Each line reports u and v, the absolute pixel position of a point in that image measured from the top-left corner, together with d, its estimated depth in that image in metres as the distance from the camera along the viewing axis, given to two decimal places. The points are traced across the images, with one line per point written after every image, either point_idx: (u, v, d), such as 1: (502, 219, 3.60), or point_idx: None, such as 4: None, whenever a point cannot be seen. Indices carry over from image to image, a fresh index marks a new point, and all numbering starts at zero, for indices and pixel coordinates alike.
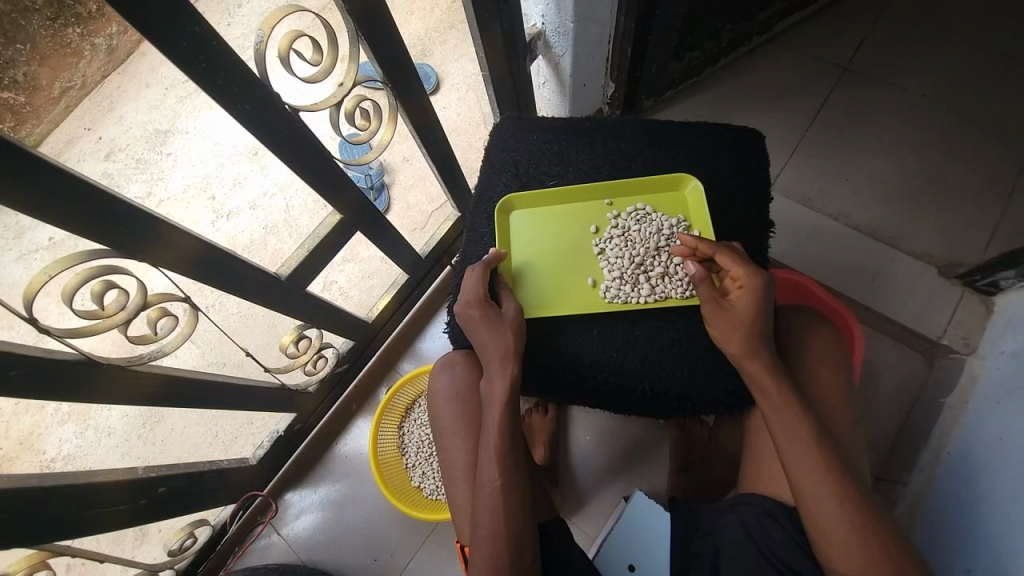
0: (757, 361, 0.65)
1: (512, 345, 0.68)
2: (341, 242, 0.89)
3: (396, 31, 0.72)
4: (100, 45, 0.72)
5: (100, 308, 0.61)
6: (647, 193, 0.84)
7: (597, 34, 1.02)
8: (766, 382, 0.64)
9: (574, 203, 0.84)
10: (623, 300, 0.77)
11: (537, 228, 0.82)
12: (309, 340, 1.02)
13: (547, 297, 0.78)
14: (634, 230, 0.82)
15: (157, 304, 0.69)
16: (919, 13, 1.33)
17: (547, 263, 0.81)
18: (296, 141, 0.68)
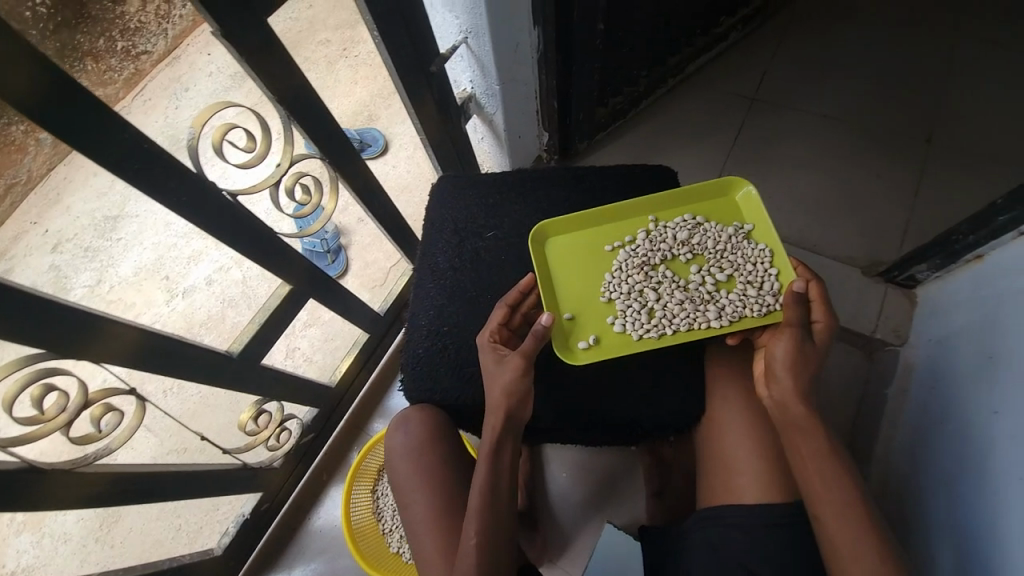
0: (801, 406, 0.65)
1: (500, 397, 0.62)
2: (294, 311, 0.90)
3: (328, 111, 0.76)
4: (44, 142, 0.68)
5: (40, 413, 0.60)
6: (692, 206, 0.81)
7: (524, 93, 1.12)
8: (812, 433, 0.63)
9: (618, 224, 0.80)
10: (692, 324, 0.73)
11: (582, 254, 0.78)
12: (270, 415, 1.01)
13: (605, 332, 0.74)
14: (687, 243, 0.78)
15: (100, 401, 0.68)
16: (809, 44, 1.49)
17: (600, 293, 0.76)
18: (233, 222, 0.70)
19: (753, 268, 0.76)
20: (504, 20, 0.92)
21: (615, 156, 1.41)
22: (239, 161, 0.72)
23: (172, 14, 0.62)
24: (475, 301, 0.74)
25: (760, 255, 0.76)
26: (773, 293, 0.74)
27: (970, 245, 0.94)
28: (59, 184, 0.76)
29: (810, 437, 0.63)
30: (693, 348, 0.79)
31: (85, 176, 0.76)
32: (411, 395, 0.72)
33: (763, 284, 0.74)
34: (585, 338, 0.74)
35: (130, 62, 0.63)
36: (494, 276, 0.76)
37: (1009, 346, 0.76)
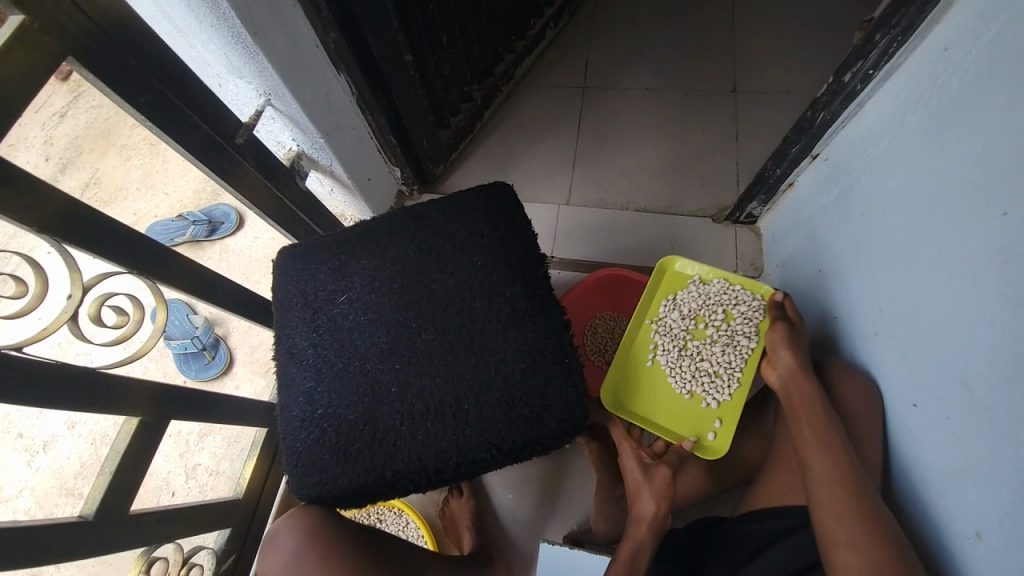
0: (806, 387, 0.75)
1: (662, 503, 0.77)
2: (154, 442, 0.79)
3: (116, 220, 0.68)
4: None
5: None
6: (660, 290, 1.09)
7: (354, 136, 1.10)
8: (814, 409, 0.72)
9: (636, 341, 1.07)
10: (745, 360, 0.98)
11: (679, 414, 1.00)
12: (167, 560, 0.88)
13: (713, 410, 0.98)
14: (686, 317, 1.04)
15: None
16: (617, 25, 1.61)
17: (666, 389, 1.02)
18: (31, 379, 0.60)
19: (730, 296, 1.02)
20: (300, 75, 0.88)
21: (474, 171, 1.42)
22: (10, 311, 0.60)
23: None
24: (346, 374, 0.69)
25: (723, 285, 1.03)
26: (754, 301, 1.00)
27: (782, 176, 1.06)
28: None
29: (808, 410, 0.73)
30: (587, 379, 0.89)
31: None
32: (302, 493, 0.67)
33: (744, 300, 1.01)
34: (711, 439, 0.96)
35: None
36: (359, 346, 0.71)
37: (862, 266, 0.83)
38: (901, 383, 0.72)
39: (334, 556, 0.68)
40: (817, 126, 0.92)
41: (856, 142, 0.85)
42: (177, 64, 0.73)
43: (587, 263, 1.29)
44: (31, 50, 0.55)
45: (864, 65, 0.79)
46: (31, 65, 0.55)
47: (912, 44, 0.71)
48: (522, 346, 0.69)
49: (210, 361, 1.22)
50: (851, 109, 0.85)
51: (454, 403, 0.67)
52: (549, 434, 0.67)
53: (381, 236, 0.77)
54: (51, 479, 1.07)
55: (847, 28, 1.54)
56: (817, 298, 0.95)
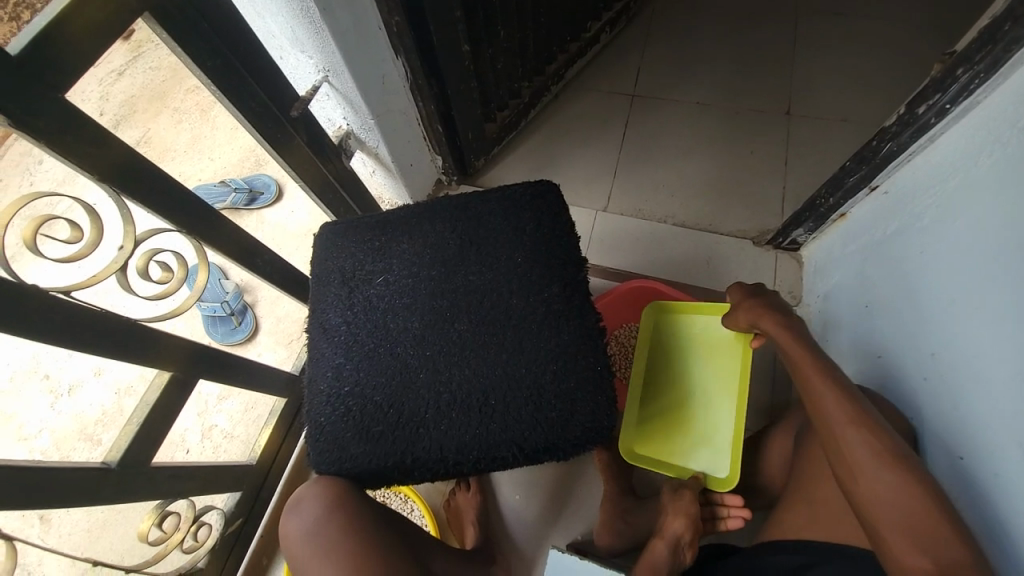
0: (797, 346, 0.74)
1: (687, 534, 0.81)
2: (182, 398, 0.81)
3: (169, 178, 0.68)
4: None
5: None
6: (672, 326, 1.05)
7: (402, 121, 1.10)
8: (789, 344, 0.75)
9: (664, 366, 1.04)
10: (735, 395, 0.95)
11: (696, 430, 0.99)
12: (178, 515, 0.89)
13: (727, 376, 0.98)
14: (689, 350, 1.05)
15: None
16: (674, 35, 1.58)
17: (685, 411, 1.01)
18: (75, 322, 0.61)
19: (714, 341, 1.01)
20: (361, 54, 0.89)
21: (513, 169, 1.42)
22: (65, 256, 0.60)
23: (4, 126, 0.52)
24: (376, 355, 0.70)
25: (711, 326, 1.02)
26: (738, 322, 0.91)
27: (834, 206, 1.03)
28: None
29: (813, 369, 0.70)
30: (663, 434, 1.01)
31: None
32: (319, 467, 0.67)
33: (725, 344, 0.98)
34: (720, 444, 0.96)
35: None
36: (391, 328, 0.71)
37: (898, 313, 0.82)
38: (938, 428, 0.69)
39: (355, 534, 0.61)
40: (880, 157, 0.89)
41: (923, 177, 0.81)
42: (245, 29, 0.74)
43: (618, 272, 1.27)
44: (114, 2, 0.56)
45: (941, 98, 0.75)
46: (111, 15, 0.56)
47: (997, 81, 0.68)
48: (555, 348, 0.68)
49: (237, 327, 1.23)
50: (921, 142, 0.81)
51: (480, 397, 0.67)
52: (573, 440, 0.66)
53: (426, 222, 0.77)
54: (72, 424, 1.05)
55: (914, 61, 1.48)
56: (857, 334, 0.93)
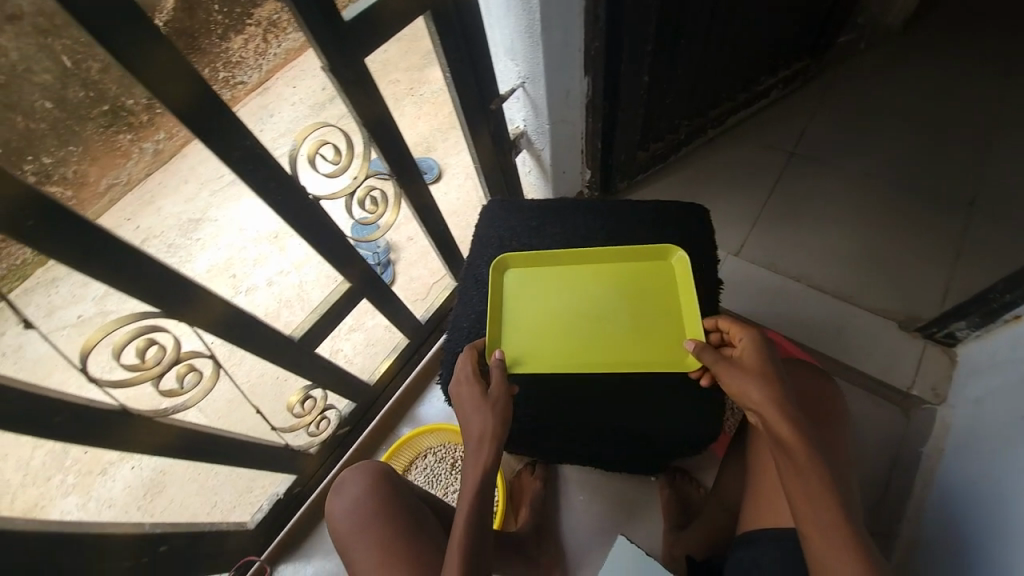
0: (788, 424, 0.60)
1: (492, 428, 0.65)
2: (349, 307, 1.00)
3: (397, 131, 0.87)
4: (149, 150, 0.66)
5: (141, 361, 0.68)
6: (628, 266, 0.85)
7: (570, 132, 1.22)
8: (796, 454, 0.60)
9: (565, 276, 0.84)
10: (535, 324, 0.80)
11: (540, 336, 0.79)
12: (315, 401, 1.07)
13: (656, 343, 0.78)
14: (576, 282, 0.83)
15: (187, 360, 0.74)
16: (851, 103, 1.54)
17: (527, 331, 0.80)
18: (316, 221, 0.80)
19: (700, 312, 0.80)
20: (560, 68, 1.04)
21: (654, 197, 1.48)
22: (327, 172, 0.82)
23: (270, 51, 0.72)
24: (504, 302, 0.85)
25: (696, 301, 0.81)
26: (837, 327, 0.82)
27: (1008, 305, 0.94)
28: (156, 187, 0.71)
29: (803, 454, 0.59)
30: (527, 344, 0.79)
31: (176, 182, 0.72)
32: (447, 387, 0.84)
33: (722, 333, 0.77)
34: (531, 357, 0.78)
35: (227, 90, 0.67)
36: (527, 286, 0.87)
37: None
38: None
39: (383, 508, 0.79)
40: None
41: None
42: (481, 34, 0.93)
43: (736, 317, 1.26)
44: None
45: None
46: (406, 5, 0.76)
47: None
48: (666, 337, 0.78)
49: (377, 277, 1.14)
50: None
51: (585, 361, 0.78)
52: None
53: (578, 215, 0.92)
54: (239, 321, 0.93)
55: None
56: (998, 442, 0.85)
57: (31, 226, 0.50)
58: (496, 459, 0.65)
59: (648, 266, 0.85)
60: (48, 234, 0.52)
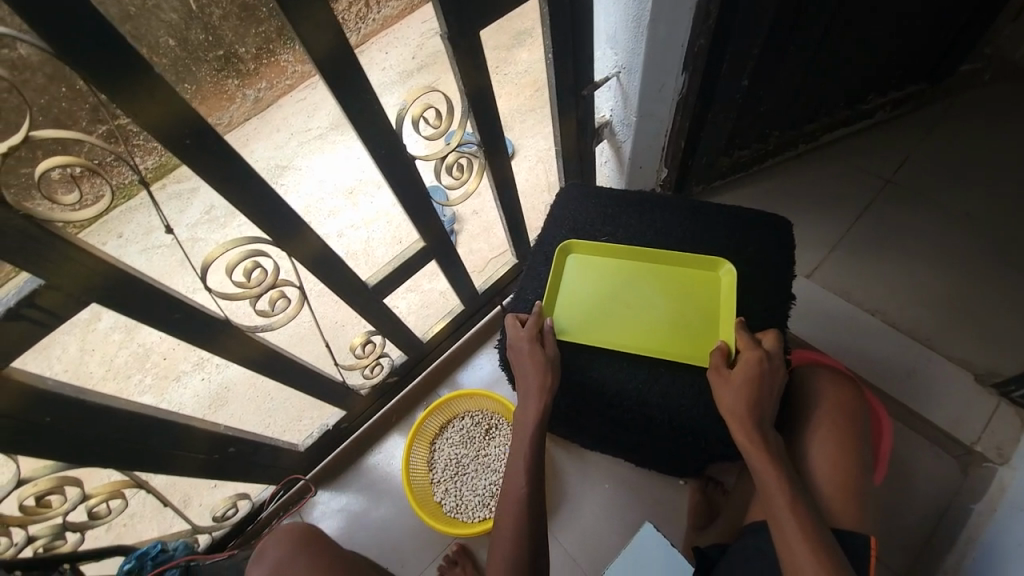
0: (746, 435, 0.70)
1: (546, 382, 0.78)
2: (419, 264, 1.05)
3: (492, 102, 0.89)
4: (249, 97, 0.70)
5: (247, 282, 0.75)
6: (681, 268, 0.88)
7: (656, 128, 1.20)
8: (767, 473, 0.68)
9: (610, 265, 0.90)
10: (575, 306, 0.86)
11: (571, 316, 0.86)
12: (374, 346, 1.14)
13: (674, 344, 0.83)
14: (618, 276, 0.89)
15: (280, 287, 0.82)
16: (966, 138, 1.42)
17: (562, 310, 0.87)
18: (408, 177, 0.85)
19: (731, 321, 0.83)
20: (660, 62, 1.03)
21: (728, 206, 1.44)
22: (427, 134, 0.86)
23: (368, 15, 0.73)
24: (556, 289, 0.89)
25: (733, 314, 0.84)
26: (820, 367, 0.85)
27: None
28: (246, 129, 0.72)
29: (765, 459, 0.69)
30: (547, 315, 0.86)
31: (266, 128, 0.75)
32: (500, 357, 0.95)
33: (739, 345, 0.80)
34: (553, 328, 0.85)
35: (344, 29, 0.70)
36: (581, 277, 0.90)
37: None
38: None
39: (320, 560, 0.88)
40: None
41: None
42: (587, 17, 0.94)
43: (795, 340, 1.22)
44: None
45: None
46: None
47: None
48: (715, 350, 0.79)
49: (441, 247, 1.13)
50: None
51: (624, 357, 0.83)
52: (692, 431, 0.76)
53: (657, 209, 0.92)
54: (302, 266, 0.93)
55: None
56: None
57: (188, 144, 0.58)
58: (546, 412, 0.78)
59: (700, 278, 0.87)
60: (198, 151, 0.59)
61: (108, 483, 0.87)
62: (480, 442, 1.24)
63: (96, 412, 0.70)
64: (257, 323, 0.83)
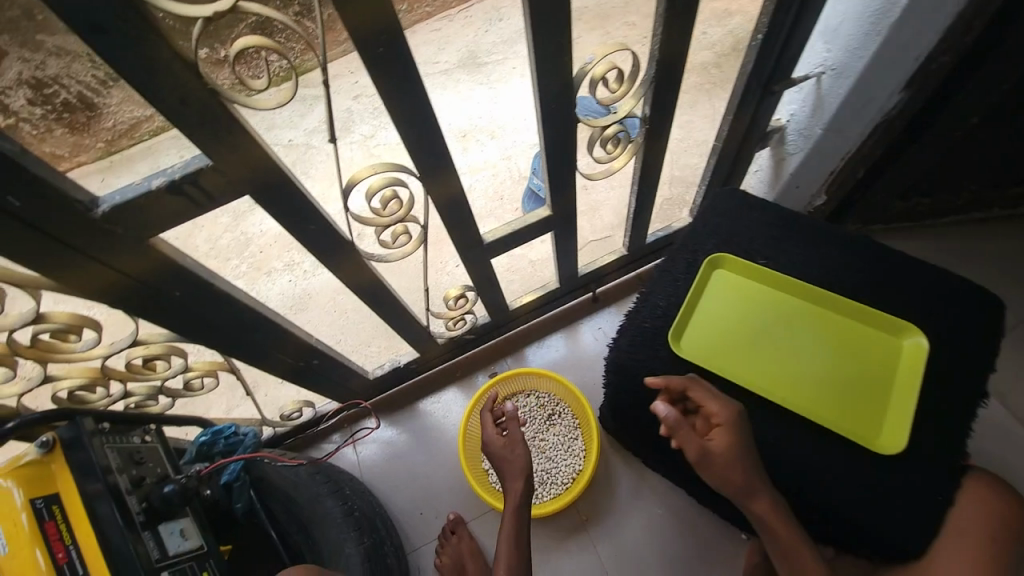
0: (763, 498, 0.75)
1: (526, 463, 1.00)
2: (537, 232, 0.98)
3: (679, 77, 0.78)
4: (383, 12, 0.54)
5: (381, 210, 0.72)
6: (851, 321, 0.86)
7: (836, 149, 1.04)
8: (784, 533, 0.75)
9: (774, 295, 0.89)
10: (724, 325, 0.88)
11: (719, 333, 0.88)
12: (465, 301, 1.10)
13: (822, 396, 0.82)
14: (779, 309, 0.88)
15: (407, 223, 0.79)
16: None
17: (710, 323, 0.89)
18: (565, 140, 0.78)
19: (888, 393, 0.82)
20: (882, 70, 0.87)
21: None
22: (602, 97, 0.77)
23: None
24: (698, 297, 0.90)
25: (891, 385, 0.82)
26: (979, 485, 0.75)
27: None
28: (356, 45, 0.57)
29: (782, 527, 0.75)
30: (691, 323, 0.89)
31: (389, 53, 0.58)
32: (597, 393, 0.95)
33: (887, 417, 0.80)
34: (694, 337, 0.88)
35: None
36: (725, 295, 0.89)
37: None
38: None
39: None
40: None
41: None
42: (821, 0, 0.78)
43: None
44: None
45: None
46: None
47: None
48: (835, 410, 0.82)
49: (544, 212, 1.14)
50: None
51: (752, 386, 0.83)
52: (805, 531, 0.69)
53: (826, 244, 0.88)
54: None
55: None
56: None
57: (380, 53, 0.53)
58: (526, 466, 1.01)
59: (879, 338, 0.84)
60: (388, 63, 0.55)
61: (205, 361, 0.91)
62: (539, 425, 1.20)
63: (218, 297, 0.72)
64: (375, 252, 0.81)
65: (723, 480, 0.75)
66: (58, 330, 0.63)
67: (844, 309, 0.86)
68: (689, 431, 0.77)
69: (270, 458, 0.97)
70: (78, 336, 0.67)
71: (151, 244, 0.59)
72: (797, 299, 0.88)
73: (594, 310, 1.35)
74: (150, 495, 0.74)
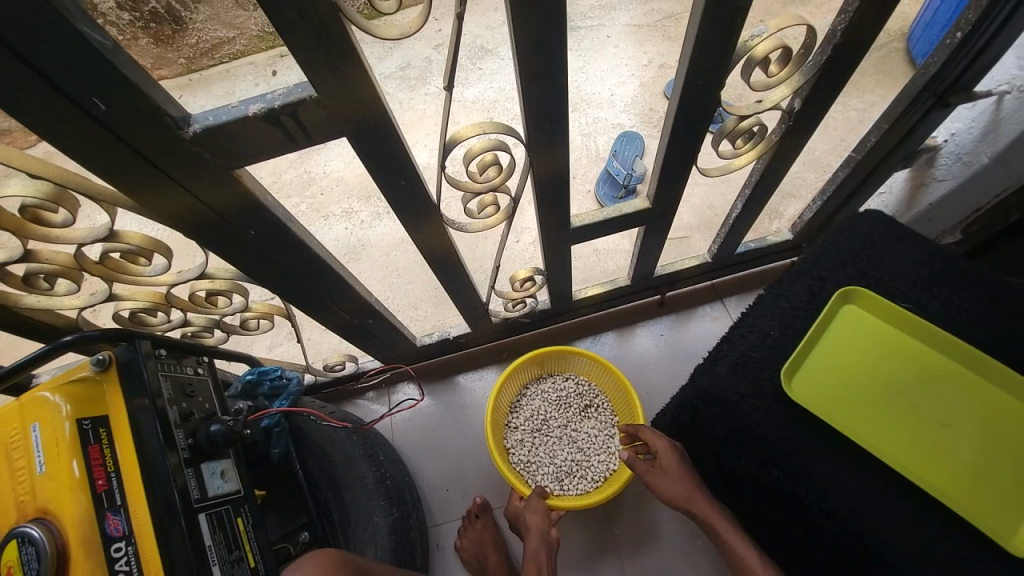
0: (701, 505, 0.82)
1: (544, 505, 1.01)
2: (628, 224, 0.88)
3: (852, 70, 0.64)
4: None
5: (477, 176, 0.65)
6: (999, 393, 0.77)
7: (998, 186, 0.88)
8: (738, 543, 0.78)
9: (909, 348, 0.82)
10: (842, 368, 0.83)
11: (835, 376, 0.82)
12: (532, 284, 1.03)
13: (950, 465, 0.74)
14: (911, 363, 0.81)
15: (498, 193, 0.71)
16: None
17: (826, 363, 0.83)
18: (695, 126, 0.67)
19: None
20: None
21: None
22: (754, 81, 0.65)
23: None
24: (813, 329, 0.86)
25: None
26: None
27: None
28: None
29: (736, 540, 0.78)
30: (807, 361, 0.84)
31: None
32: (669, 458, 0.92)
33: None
34: (808, 375, 0.82)
35: None
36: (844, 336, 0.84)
37: None
38: None
39: None
40: None
41: None
42: None
43: None
44: None
45: None
46: None
47: None
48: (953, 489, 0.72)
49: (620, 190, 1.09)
50: None
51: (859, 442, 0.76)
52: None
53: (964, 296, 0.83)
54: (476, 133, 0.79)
55: None
56: None
57: None
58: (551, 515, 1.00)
59: None
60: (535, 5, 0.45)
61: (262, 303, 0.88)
62: (572, 414, 1.15)
63: (289, 241, 0.66)
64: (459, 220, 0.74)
65: (668, 499, 0.84)
66: (128, 250, 0.60)
67: (992, 379, 0.77)
68: (639, 466, 0.88)
69: (315, 417, 0.95)
70: (147, 260, 0.64)
71: (234, 176, 0.54)
72: (937, 357, 0.80)
73: (658, 315, 1.25)
74: (196, 432, 0.73)
